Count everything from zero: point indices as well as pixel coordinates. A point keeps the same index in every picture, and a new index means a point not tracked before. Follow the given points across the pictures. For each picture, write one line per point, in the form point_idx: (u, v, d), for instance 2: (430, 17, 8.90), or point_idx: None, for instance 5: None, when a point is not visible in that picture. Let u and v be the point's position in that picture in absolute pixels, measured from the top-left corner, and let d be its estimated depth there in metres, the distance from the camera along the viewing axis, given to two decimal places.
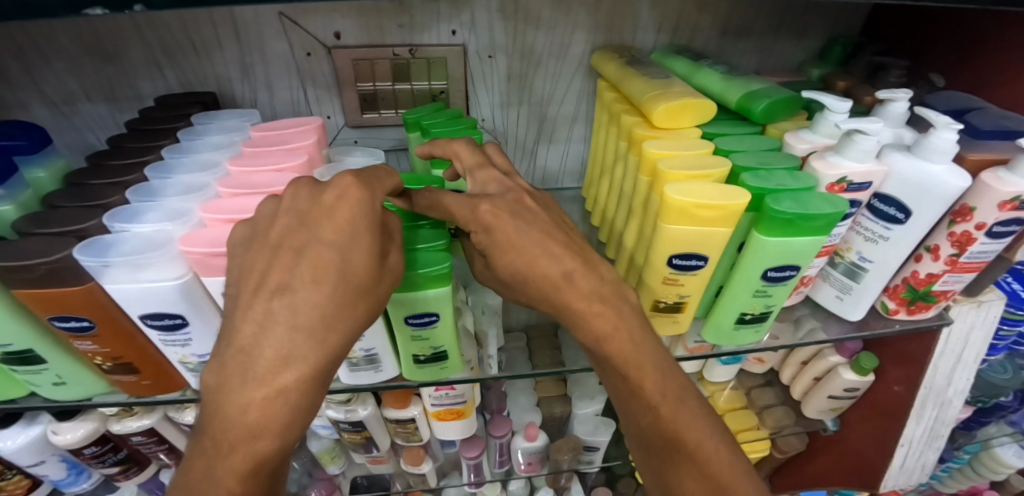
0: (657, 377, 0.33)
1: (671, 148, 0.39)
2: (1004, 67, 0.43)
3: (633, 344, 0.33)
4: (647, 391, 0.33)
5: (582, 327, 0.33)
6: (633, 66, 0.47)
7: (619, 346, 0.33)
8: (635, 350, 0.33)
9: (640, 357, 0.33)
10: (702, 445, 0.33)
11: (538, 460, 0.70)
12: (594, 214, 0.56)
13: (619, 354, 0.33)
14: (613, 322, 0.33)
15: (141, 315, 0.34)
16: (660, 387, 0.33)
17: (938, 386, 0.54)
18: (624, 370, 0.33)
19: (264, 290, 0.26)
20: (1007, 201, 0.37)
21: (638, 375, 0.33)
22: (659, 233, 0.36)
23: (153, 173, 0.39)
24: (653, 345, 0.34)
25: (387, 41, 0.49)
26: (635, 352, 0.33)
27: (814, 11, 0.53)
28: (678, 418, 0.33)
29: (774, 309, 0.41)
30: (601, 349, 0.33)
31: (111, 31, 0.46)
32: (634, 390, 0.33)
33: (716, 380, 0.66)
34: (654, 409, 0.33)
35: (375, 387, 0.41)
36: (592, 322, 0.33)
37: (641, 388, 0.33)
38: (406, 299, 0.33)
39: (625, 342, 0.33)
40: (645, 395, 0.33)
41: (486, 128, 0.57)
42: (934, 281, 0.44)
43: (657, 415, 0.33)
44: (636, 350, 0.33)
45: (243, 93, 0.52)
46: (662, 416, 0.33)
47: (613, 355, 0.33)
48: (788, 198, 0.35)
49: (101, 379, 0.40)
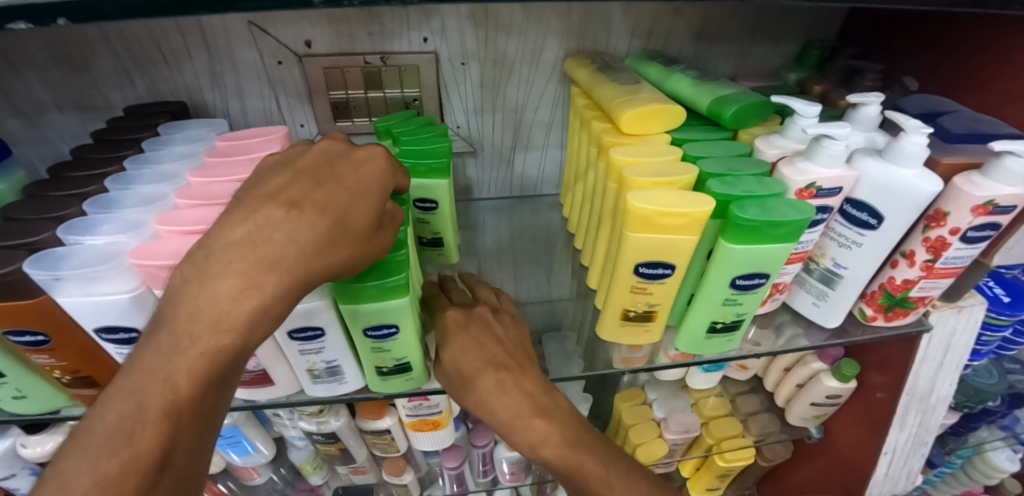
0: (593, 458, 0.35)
1: (639, 155, 0.39)
2: (973, 70, 0.43)
3: (551, 428, 0.35)
4: (585, 467, 0.35)
5: (490, 412, 0.36)
6: (604, 71, 0.46)
7: (535, 431, 0.35)
8: (561, 436, 0.35)
9: (564, 442, 0.35)
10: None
11: (522, 469, 0.69)
12: (570, 220, 0.55)
13: (546, 443, 0.35)
14: (513, 395, 0.36)
15: (95, 329, 0.33)
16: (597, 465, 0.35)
17: (921, 392, 0.53)
18: (554, 455, 0.35)
19: (194, 315, 0.25)
20: (980, 206, 0.36)
21: (575, 461, 0.35)
22: (624, 241, 0.36)
23: (114, 185, 0.39)
24: (576, 431, 0.36)
25: (358, 49, 0.48)
26: (560, 439, 0.35)
27: (788, 16, 0.53)
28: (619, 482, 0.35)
29: (746, 317, 0.40)
30: (527, 435, 0.35)
31: (79, 40, 0.45)
32: (572, 474, 0.35)
33: (698, 387, 0.65)
34: (594, 483, 0.35)
35: (342, 399, 0.40)
36: (498, 408, 0.35)
37: (580, 470, 0.35)
38: (363, 310, 0.33)
39: (549, 429, 0.35)
40: (586, 476, 0.35)
41: (461, 135, 0.57)
42: (910, 287, 0.43)
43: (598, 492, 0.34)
44: (552, 431, 0.35)
45: (215, 101, 0.51)
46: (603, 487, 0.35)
47: (539, 441, 0.35)
48: (753, 205, 0.34)
49: (63, 393, 0.39)
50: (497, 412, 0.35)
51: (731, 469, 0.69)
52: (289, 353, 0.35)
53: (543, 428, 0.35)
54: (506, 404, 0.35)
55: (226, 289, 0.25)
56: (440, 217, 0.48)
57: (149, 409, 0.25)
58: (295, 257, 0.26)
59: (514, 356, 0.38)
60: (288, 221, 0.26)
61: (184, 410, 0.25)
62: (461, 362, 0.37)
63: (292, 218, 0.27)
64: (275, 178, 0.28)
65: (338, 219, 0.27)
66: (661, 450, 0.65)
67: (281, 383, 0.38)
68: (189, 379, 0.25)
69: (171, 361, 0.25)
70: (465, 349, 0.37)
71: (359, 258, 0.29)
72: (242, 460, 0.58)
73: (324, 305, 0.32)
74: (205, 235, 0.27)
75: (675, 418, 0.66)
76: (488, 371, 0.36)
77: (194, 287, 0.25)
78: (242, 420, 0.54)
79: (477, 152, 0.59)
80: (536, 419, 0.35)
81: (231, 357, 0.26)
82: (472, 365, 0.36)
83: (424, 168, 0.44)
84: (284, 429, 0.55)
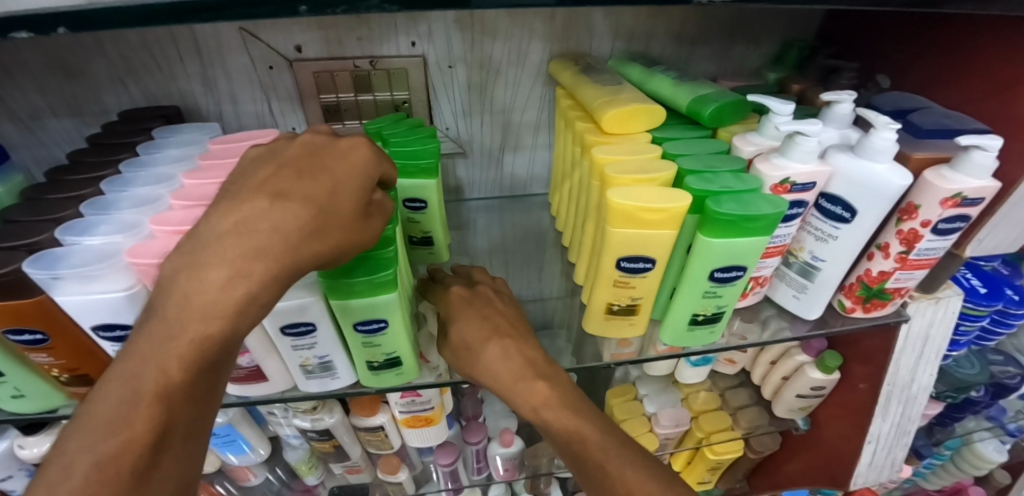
0: (591, 426, 0.36)
1: (620, 153, 0.40)
2: (944, 66, 0.44)
3: (552, 395, 0.37)
4: (583, 433, 0.36)
5: (492, 376, 0.38)
6: (587, 73, 0.48)
7: (536, 400, 0.36)
8: (559, 406, 0.36)
9: (565, 411, 0.36)
10: (637, 478, 0.34)
11: (515, 465, 0.70)
12: (558, 219, 0.56)
13: (547, 411, 0.36)
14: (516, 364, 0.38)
15: (92, 327, 0.34)
16: (593, 432, 0.36)
17: (902, 382, 0.54)
18: (556, 422, 0.36)
19: (188, 309, 0.26)
20: (949, 198, 0.38)
21: (573, 429, 0.36)
22: (606, 236, 0.37)
23: (109, 187, 0.40)
24: (577, 400, 0.37)
25: (348, 53, 0.50)
26: (564, 403, 0.37)
27: (767, 17, 0.55)
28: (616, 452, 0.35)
29: (727, 309, 0.42)
30: (527, 403, 0.37)
31: (74, 48, 0.46)
32: (571, 441, 0.36)
33: (687, 381, 0.66)
34: (590, 451, 0.35)
35: (334, 394, 0.41)
36: (500, 375, 0.38)
37: (578, 438, 0.36)
38: (352, 306, 0.34)
39: (552, 398, 0.37)
40: (583, 443, 0.35)
41: (450, 136, 0.58)
42: (886, 279, 0.45)
43: (593, 458, 0.35)
44: (554, 399, 0.37)
45: (208, 105, 0.52)
46: (598, 457, 0.35)
47: (543, 406, 0.36)
48: (729, 200, 0.35)
49: (61, 392, 0.40)
50: (500, 378, 0.38)
51: (721, 461, 0.70)
52: (283, 349, 0.36)
53: (545, 394, 0.37)
54: (511, 367, 0.38)
55: (220, 285, 0.26)
56: (429, 217, 0.49)
57: (146, 391, 0.25)
58: (282, 247, 0.27)
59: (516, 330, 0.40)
60: (278, 218, 0.27)
61: (178, 393, 0.26)
62: (471, 335, 0.39)
63: (289, 216, 0.28)
64: (267, 176, 0.29)
65: (328, 215, 0.29)
66: (654, 444, 0.68)
67: (274, 379, 0.39)
68: (185, 365, 0.26)
69: (162, 345, 0.26)
70: (469, 328, 0.39)
71: (347, 250, 0.30)
72: (238, 459, 0.59)
73: (314, 301, 0.33)
74: (198, 233, 0.28)
75: (666, 412, 0.68)
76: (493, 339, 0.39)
77: (191, 281, 0.26)
78: (237, 419, 0.54)
79: (467, 154, 0.60)
80: (537, 383, 0.37)
81: (223, 343, 0.27)
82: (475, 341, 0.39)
83: (413, 166, 0.45)
84: (279, 427, 0.56)
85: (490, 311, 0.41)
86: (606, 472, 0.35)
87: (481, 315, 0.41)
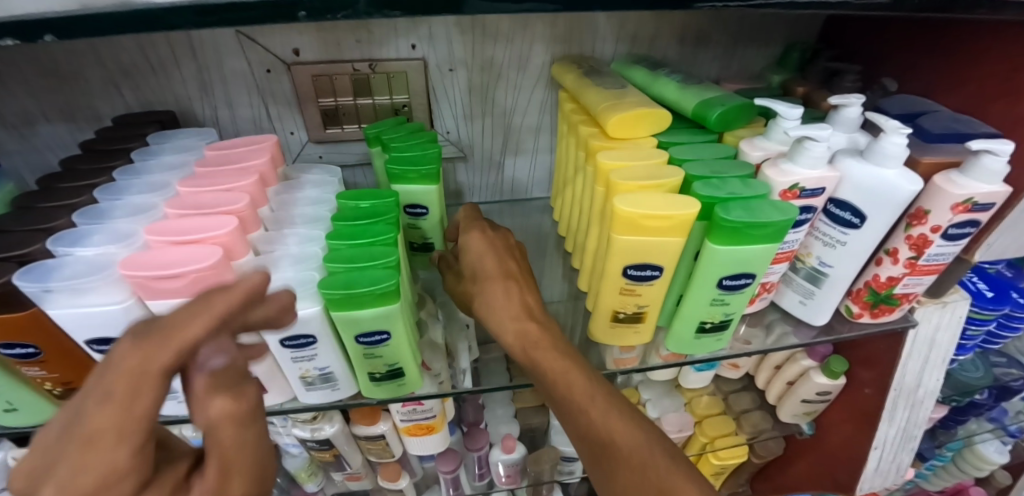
0: (629, 430, 0.33)
1: (625, 159, 0.39)
2: (952, 70, 0.44)
3: (592, 393, 0.34)
4: (619, 437, 0.33)
5: (534, 367, 0.36)
6: (590, 76, 0.47)
7: (576, 396, 0.34)
8: (598, 405, 0.34)
9: (605, 410, 0.34)
10: (683, 488, 0.31)
11: (517, 471, 0.69)
12: (561, 223, 0.55)
13: (587, 409, 0.34)
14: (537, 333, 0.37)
15: (86, 341, 0.33)
16: (633, 436, 0.33)
17: (908, 387, 0.54)
18: (592, 422, 0.33)
19: None
20: (960, 203, 0.37)
21: (609, 430, 0.33)
22: (612, 244, 0.36)
23: (103, 195, 0.39)
24: (619, 400, 0.35)
25: (346, 56, 0.49)
26: (604, 402, 0.34)
27: (770, 20, 0.54)
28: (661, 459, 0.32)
29: (734, 317, 0.41)
30: (567, 399, 0.35)
31: (66, 52, 0.45)
32: (606, 445, 0.33)
33: (691, 386, 0.65)
34: (628, 456, 0.32)
35: (334, 406, 0.41)
36: (542, 364, 0.36)
37: (614, 442, 0.33)
38: (353, 318, 0.33)
39: (591, 395, 0.34)
40: (620, 447, 0.32)
41: (450, 140, 0.57)
42: (895, 284, 0.44)
43: (629, 465, 0.32)
44: (594, 397, 0.34)
45: (204, 109, 0.51)
46: (636, 465, 0.32)
47: (583, 404, 0.34)
48: (737, 207, 0.35)
49: (54, 405, 0.39)
50: (541, 370, 0.35)
51: (724, 467, 0.70)
52: (282, 361, 0.35)
53: (584, 390, 0.34)
54: (549, 359, 0.36)
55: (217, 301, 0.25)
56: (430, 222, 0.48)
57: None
58: None
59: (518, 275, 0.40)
60: None
61: None
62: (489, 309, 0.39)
63: None
64: None
65: None
66: None
67: (274, 392, 0.38)
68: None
69: (83, 483, 0.19)
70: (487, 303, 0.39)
71: None
72: None
73: (315, 312, 0.32)
74: None
75: (668, 417, 0.68)
76: (498, 282, 0.39)
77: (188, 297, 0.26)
78: None
79: (467, 158, 0.59)
80: (575, 377, 0.35)
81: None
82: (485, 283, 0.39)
83: (413, 174, 0.44)
84: (278, 437, 0.55)
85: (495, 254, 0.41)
86: (647, 479, 0.32)
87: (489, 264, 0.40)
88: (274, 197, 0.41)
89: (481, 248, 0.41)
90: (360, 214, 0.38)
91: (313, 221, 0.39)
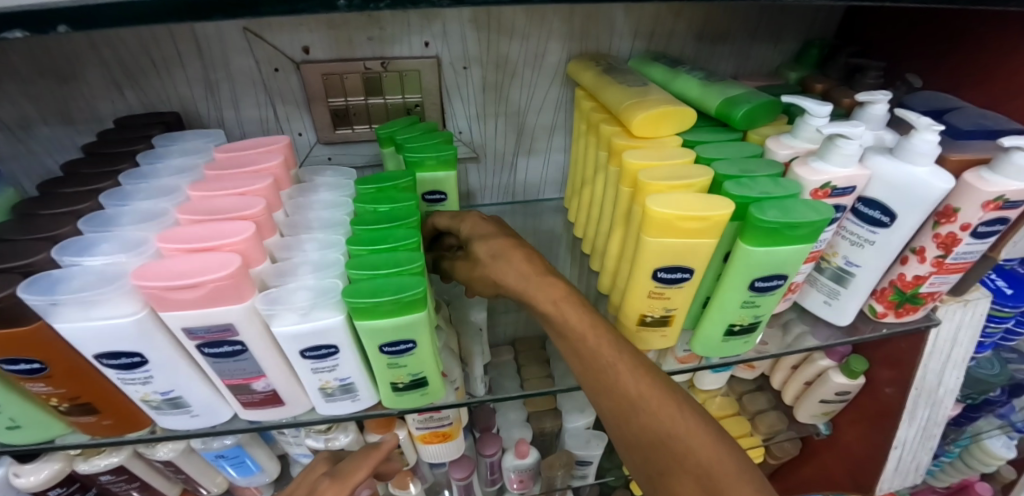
0: (654, 388, 0.32)
1: (652, 158, 0.38)
2: (979, 64, 0.43)
3: (618, 349, 0.34)
4: (644, 393, 0.32)
5: (562, 320, 0.35)
6: (610, 73, 0.46)
7: (603, 352, 0.34)
8: (625, 361, 0.33)
9: (630, 366, 0.33)
10: (709, 449, 0.30)
11: (530, 476, 0.68)
12: (576, 224, 0.54)
13: (614, 364, 0.33)
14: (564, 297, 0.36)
15: (95, 355, 0.31)
16: (658, 394, 0.32)
17: (928, 386, 0.53)
18: (617, 376, 0.33)
19: None
20: (991, 201, 0.36)
21: (635, 386, 0.32)
22: (641, 246, 0.35)
23: (109, 201, 0.37)
24: (645, 359, 0.34)
25: (358, 54, 0.47)
26: (629, 360, 0.33)
27: (787, 16, 0.53)
28: (687, 418, 0.31)
29: (763, 319, 0.40)
30: (593, 356, 0.34)
31: (67, 50, 0.44)
32: (632, 401, 0.32)
33: (706, 388, 0.64)
34: (653, 415, 0.31)
35: (353, 416, 0.39)
36: (570, 320, 0.35)
37: (640, 398, 0.32)
38: (377, 328, 0.31)
39: (619, 352, 0.34)
40: (645, 403, 0.31)
41: (463, 140, 0.56)
42: (921, 283, 0.43)
43: (653, 420, 0.31)
44: (620, 354, 0.34)
45: (210, 110, 0.49)
46: (661, 422, 0.31)
47: (608, 359, 0.33)
48: (772, 206, 0.34)
49: (61, 422, 0.38)
50: (569, 327, 0.35)
51: None
52: (301, 372, 0.34)
53: (610, 348, 0.34)
54: (576, 312, 0.35)
55: None
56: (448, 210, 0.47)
57: None
58: None
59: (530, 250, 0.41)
60: None
61: None
62: (513, 287, 0.38)
63: None
64: None
65: None
66: None
67: (291, 403, 0.37)
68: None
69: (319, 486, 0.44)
70: (507, 281, 0.39)
71: None
72: (245, 480, 0.56)
73: (339, 322, 0.31)
74: None
75: None
76: (521, 270, 0.39)
77: None
78: (246, 439, 0.52)
79: (479, 158, 0.58)
80: (605, 340, 0.34)
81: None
82: (505, 256, 0.39)
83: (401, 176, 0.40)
84: (289, 446, 0.52)
85: (507, 236, 0.42)
86: (672, 441, 0.30)
87: (501, 242, 0.41)
88: (287, 200, 0.40)
89: (492, 229, 0.42)
90: (381, 217, 0.36)
91: (329, 224, 0.38)
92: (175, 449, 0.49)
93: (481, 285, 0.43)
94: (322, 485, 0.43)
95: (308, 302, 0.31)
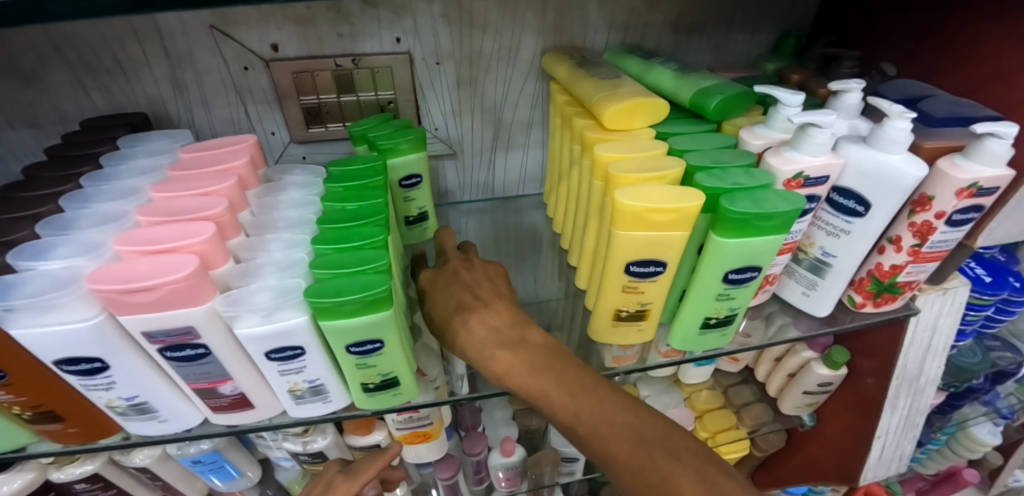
0: (612, 427, 0.33)
1: (624, 151, 0.38)
2: (953, 51, 0.43)
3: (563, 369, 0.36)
4: (604, 433, 0.33)
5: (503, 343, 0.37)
6: (583, 67, 0.45)
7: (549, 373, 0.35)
8: (579, 404, 0.34)
9: (587, 395, 0.34)
10: (673, 441, 0.32)
11: (517, 475, 0.67)
12: (555, 220, 0.54)
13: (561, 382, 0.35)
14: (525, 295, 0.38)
15: (54, 362, 0.30)
16: (617, 432, 0.33)
17: (910, 375, 0.53)
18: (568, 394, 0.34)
19: None
20: (964, 188, 0.36)
21: (591, 406, 0.34)
22: (613, 240, 0.35)
23: (69, 204, 0.36)
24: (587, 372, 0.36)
25: (328, 51, 0.46)
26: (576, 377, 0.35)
27: (764, 7, 0.53)
28: (652, 447, 0.32)
29: (739, 311, 0.40)
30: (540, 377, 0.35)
31: (27, 50, 0.42)
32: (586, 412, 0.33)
33: (691, 382, 0.64)
34: (612, 421, 0.33)
35: (326, 418, 0.39)
36: (513, 343, 0.37)
37: (594, 409, 0.33)
38: (343, 328, 0.31)
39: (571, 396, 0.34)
40: (600, 414, 0.33)
41: (440, 138, 0.55)
42: (898, 272, 0.43)
43: (611, 428, 0.33)
44: (566, 372, 0.35)
45: (179, 110, 0.49)
46: (626, 459, 0.32)
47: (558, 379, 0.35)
48: (743, 197, 0.33)
49: (27, 430, 0.37)
50: (514, 351, 0.37)
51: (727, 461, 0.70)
52: (268, 374, 0.33)
53: (556, 367, 0.36)
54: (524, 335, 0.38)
55: None
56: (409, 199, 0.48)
57: None
58: None
59: (507, 296, 0.41)
60: None
61: None
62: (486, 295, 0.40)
63: None
64: None
65: None
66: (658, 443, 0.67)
67: (262, 406, 0.36)
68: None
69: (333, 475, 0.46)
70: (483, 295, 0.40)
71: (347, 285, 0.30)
72: (225, 485, 0.55)
73: (302, 323, 0.30)
74: None
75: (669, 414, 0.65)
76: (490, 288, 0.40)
77: None
78: (223, 444, 0.51)
79: (457, 155, 0.57)
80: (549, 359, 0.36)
81: None
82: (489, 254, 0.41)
83: (371, 175, 0.39)
84: (268, 450, 0.52)
85: None
86: (633, 441, 0.32)
87: None
88: (254, 200, 0.39)
89: None
90: (348, 215, 0.36)
91: (296, 224, 0.37)
92: (151, 455, 0.48)
93: (455, 285, 0.42)
94: (335, 482, 0.45)
95: (270, 303, 0.30)
